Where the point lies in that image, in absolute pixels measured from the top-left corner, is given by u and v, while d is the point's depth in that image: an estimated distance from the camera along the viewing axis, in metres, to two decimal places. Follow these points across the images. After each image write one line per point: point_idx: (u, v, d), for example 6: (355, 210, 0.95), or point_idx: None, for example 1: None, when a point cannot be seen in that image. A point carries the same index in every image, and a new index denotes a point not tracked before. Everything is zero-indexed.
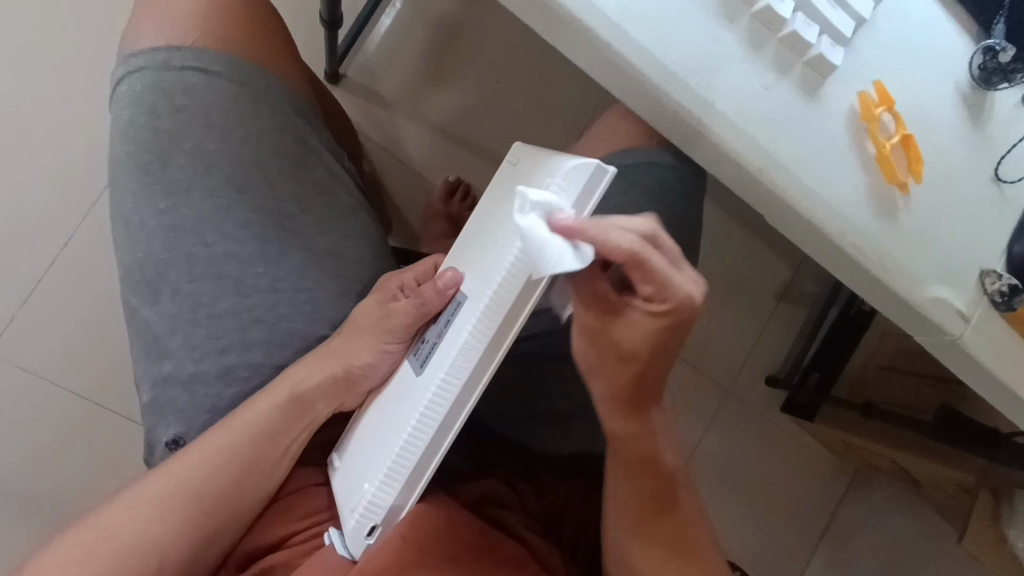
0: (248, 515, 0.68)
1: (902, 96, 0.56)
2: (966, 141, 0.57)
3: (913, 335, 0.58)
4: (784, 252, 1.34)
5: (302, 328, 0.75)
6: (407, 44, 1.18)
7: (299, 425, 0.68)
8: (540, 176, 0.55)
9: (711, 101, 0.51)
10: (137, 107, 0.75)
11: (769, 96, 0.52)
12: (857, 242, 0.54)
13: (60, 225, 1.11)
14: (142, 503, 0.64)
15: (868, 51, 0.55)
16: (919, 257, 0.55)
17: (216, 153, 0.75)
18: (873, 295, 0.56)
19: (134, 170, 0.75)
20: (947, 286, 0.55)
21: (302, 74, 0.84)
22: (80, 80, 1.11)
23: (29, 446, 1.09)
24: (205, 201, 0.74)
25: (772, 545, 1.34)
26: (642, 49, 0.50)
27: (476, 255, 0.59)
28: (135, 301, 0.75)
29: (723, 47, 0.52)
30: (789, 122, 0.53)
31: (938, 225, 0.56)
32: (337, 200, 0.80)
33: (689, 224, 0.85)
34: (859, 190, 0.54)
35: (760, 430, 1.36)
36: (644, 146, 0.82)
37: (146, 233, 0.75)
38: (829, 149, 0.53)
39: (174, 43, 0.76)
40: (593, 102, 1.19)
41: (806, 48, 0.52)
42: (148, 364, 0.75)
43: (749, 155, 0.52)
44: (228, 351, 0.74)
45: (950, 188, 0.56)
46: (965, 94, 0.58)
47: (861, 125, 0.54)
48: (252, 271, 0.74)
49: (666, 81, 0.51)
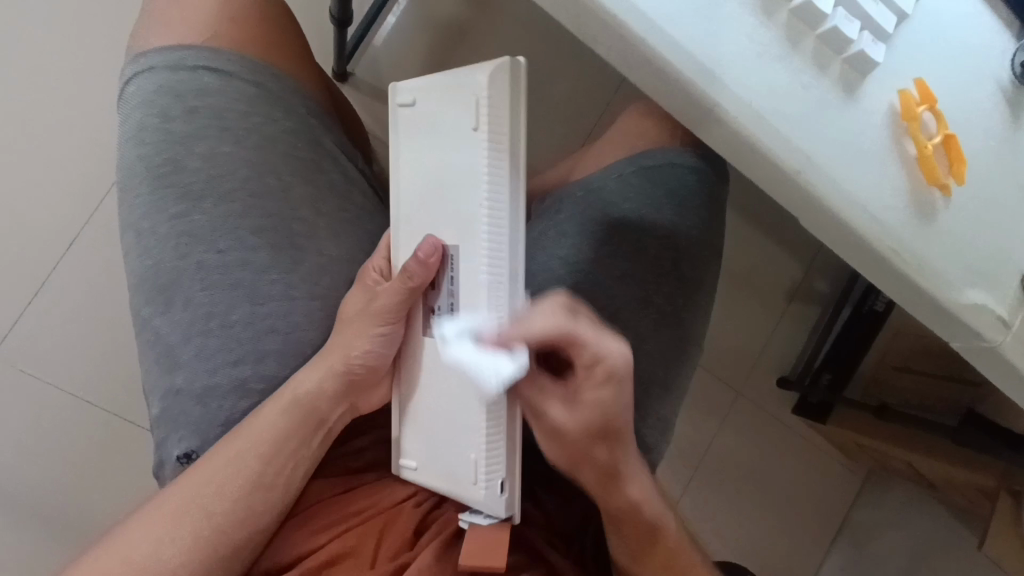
0: (264, 530, 0.66)
1: (943, 93, 0.54)
2: (1008, 141, 0.56)
3: (949, 341, 0.57)
4: (799, 251, 1.32)
5: (317, 337, 0.74)
6: (417, 43, 1.16)
7: (316, 427, 0.69)
8: (466, 93, 0.57)
9: (748, 101, 0.50)
10: (147, 108, 0.74)
11: (807, 95, 0.51)
12: (897, 246, 0.52)
13: (66, 230, 1.10)
14: (156, 519, 0.64)
15: (909, 48, 0.53)
16: (958, 260, 0.53)
17: (229, 156, 0.74)
18: (909, 299, 0.55)
19: (145, 177, 0.74)
20: (989, 291, 0.54)
21: (314, 74, 0.82)
22: (84, 81, 1.10)
23: (37, 455, 1.08)
24: (218, 206, 0.73)
25: (785, 551, 1.33)
26: (678, 48, 0.48)
27: (440, 195, 0.60)
28: (147, 309, 0.74)
29: (758, 42, 0.50)
30: (825, 120, 0.51)
31: (980, 229, 0.54)
32: (351, 204, 0.79)
33: (711, 223, 0.83)
34: (900, 191, 0.52)
35: (769, 433, 1.34)
36: (664, 146, 0.81)
37: (158, 240, 0.73)
38: (868, 149, 0.52)
39: (184, 45, 0.74)
40: (604, 101, 1.18)
41: (846, 45, 0.51)
42: (159, 375, 0.74)
43: (786, 157, 0.50)
44: (242, 363, 0.72)
45: (990, 188, 0.55)
46: (1007, 92, 0.56)
47: (902, 124, 0.53)
48: (266, 278, 0.73)
49: (701, 81, 0.49)
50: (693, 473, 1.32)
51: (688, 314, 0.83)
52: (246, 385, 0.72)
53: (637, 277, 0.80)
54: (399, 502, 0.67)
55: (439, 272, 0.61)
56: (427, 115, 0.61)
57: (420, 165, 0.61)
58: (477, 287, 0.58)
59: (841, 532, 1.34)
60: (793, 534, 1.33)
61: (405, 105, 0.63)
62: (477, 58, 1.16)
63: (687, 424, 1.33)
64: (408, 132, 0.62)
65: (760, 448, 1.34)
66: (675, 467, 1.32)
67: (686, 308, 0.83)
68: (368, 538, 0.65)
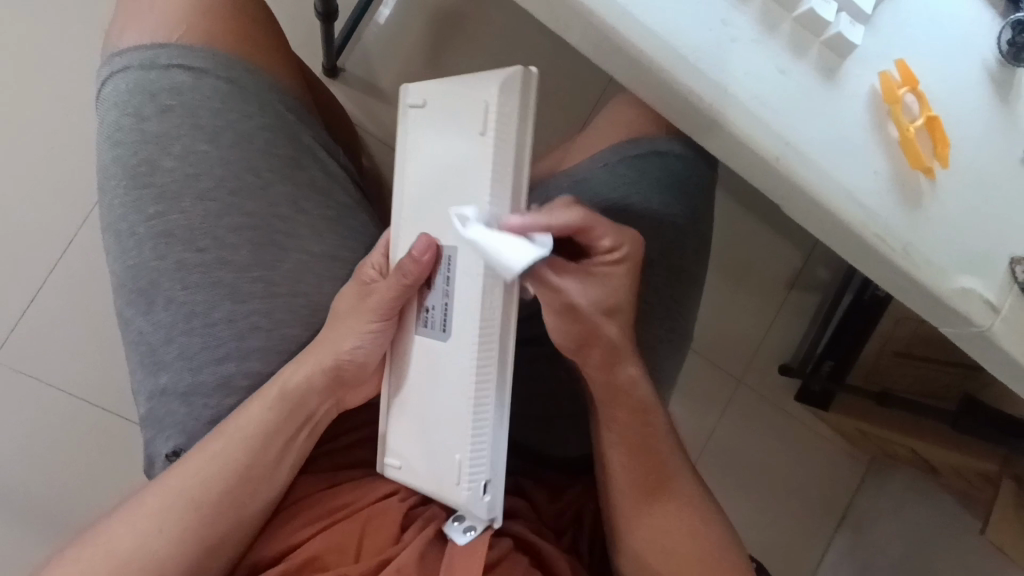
0: (250, 524, 0.67)
1: (924, 73, 0.54)
2: (996, 120, 0.55)
3: (941, 327, 0.56)
4: (796, 237, 1.31)
5: (301, 334, 0.77)
6: (406, 35, 1.16)
7: (301, 422, 0.69)
8: (475, 98, 0.57)
9: (729, 88, 0.50)
10: (123, 109, 0.75)
11: (786, 80, 0.51)
12: (882, 231, 0.52)
13: (60, 232, 1.14)
14: (141, 514, 0.64)
15: (889, 28, 0.53)
16: (944, 245, 0.53)
17: (206, 156, 0.75)
18: (896, 285, 0.54)
19: (122, 177, 0.76)
20: (977, 275, 0.53)
21: (292, 69, 0.82)
22: (71, 90, 1.14)
23: (34, 451, 1.12)
24: (195, 205, 0.75)
25: (783, 539, 1.33)
26: (651, 35, 0.48)
27: (439, 201, 0.60)
28: (129, 307, 0.77)
29: (735, 29, 0.50)
30: (806, 104, 0.51)
31: (965, 210, 0.53)
32: (333, 200, 0.80)
33: (698, 210, 0.84)
34: (882, 174, 0.52)
35: (768, 421, 1.34)
36: (652, 135, 0.81)
37: (136, 240, 0.76)
38: (849, 132, 0.52)
39: (158, 41, 0.75)
40: (595, 90, 1.17)
41: (826, 28, 0.51)
42: (146, 376, 0.77)
43: (766, 143, 0.50)
44: (226, 361, 0.75)
45: (976, 170, 0.54)
46: (992, 70, 0.55)
47: (883, 107, 0.52)
48: (248, 276, 0.75)
49: (677, 68, 0.49)
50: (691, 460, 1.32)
51: (677, 305, 0.83)
52: (231, 384, 0.75)
53: None
54: (383, 496, 0.68)
55: (435, 273, 0.61)
56: (430, 116, 0.61)
57: (422, 168, 0.61)
58: (469, 287, 0.58)
59: (844, 520, 1.34)
60: (789, 525, 1.33)
61: (414, 105, 0.63)
62: (466, 49, 1.15)
63: (682, 411, 1.32)
64: (414, 133, 0.62)
65: (757, 437, 1.34)
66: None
67: (678, 299, 0.84)
68: (350, 533, 0.65)
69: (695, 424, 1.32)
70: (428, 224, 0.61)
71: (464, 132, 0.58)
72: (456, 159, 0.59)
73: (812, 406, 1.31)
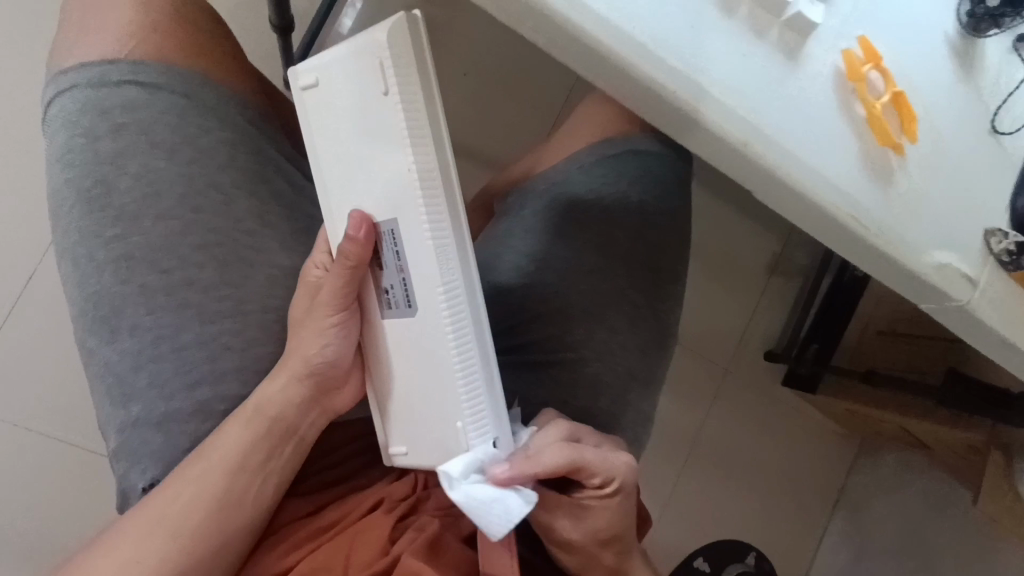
0: (236, 551, 0.65)
1: (887, 52, 0.54)
2: (957, 96, 0.56)
3: (918, 302, 0.57)
4: (771, 224, 1.32)
5: (274, 350, 0.75)
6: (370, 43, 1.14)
7: (287, 439, 0.68)
8: (364, 58, 0.53)
9: (688, 73, 0.50)
10: (73, 129, 0.74)
11: (746, 64, 0.51)
12: (854, 210, 0.53)
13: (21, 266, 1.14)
14: (122, 548, 0.63)
15: (848, 9, 0.54)
16: (917, 219, 0.54)
17: (163, 173, 0.74)
18: (869, 262, 0.56)
19: (77, 202, 0.74)
20: (953, 248, 0.54)
21: (253, 85, 0.82)
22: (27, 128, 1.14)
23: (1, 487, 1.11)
24: (157, 225, 0.73)
25: (780, 528, 1.34)
26: (607, 20, 0.48)
27: (361, 171, 0.57)
28: (95, 336, 0.74)
29: (693, 15, 0.50)
30: (769, 87, 0.51)
31: (931, 184, 0.55)
32: (300, 214, 0.80)
33: (678, 207, 0.84)
34: (849, 153, 0.53)
35: (759, 409, 1.34)
36: (627, 132, 0.82)
37: (96, 266, 0.74)
38: (815, 113, 0.52)
39: (107, 58, 0.74)
40: (566, 86, 1.17)
41: (782, 9, 0.51)
42: (114, 408, 0.74)
43: (732, 126, 0.50)
44: (199, 384, 0.73)
45: (938, 146, 0.55)
46: (953, 44, 0.56)
47: (848, 86, 0.53)
48: (215, 295, 0.74)
49: (635, 53, 0.49)
50: (684, 454, 1.31)
51: (663, 303, 0.83)
52: (206, 409, 0.73)
53: (612, 269, 0.80)
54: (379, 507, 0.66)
55: (380, 249, 0.59)
56: (325, 92, 0.58)
57: (338, 149, 0.59)
58: (420, 253, 0.55)
59: (838, 505, 1.35)
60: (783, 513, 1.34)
61: (307, 88, 0.59)
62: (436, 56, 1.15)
63: (671, 402, 1.32)
64: (317, 116, 0.59)
65: (751, 425, 1.34)
66: (666, 451, 1.31)
67: (663, 299, 0.84)
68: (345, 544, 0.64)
69: (684, 417, 1.32)
70: (360, 201, 0.58)
71: (366, 95, 0.54)
72: (357, 134, 0.56)
73: (799, 389, 1.32)
